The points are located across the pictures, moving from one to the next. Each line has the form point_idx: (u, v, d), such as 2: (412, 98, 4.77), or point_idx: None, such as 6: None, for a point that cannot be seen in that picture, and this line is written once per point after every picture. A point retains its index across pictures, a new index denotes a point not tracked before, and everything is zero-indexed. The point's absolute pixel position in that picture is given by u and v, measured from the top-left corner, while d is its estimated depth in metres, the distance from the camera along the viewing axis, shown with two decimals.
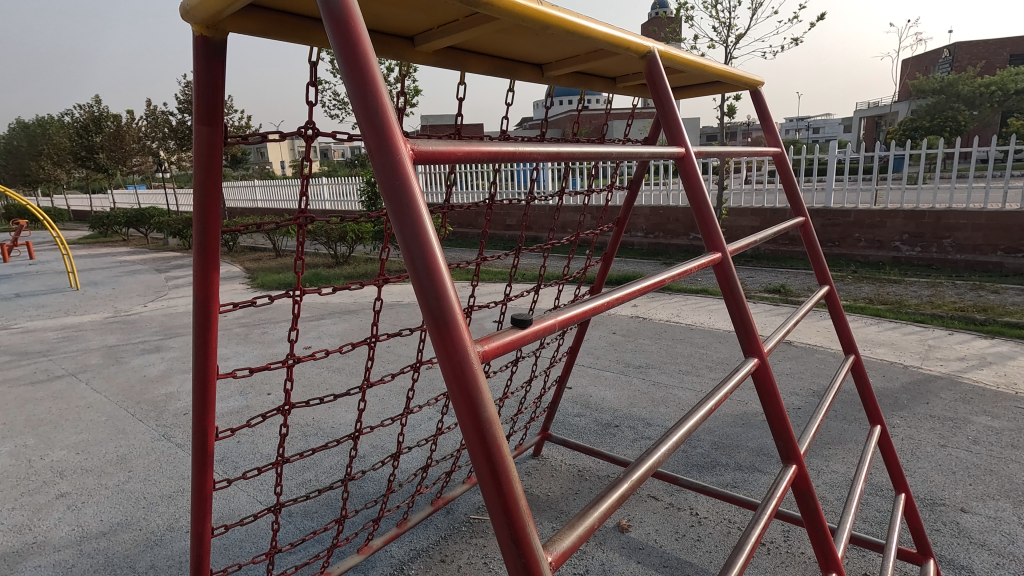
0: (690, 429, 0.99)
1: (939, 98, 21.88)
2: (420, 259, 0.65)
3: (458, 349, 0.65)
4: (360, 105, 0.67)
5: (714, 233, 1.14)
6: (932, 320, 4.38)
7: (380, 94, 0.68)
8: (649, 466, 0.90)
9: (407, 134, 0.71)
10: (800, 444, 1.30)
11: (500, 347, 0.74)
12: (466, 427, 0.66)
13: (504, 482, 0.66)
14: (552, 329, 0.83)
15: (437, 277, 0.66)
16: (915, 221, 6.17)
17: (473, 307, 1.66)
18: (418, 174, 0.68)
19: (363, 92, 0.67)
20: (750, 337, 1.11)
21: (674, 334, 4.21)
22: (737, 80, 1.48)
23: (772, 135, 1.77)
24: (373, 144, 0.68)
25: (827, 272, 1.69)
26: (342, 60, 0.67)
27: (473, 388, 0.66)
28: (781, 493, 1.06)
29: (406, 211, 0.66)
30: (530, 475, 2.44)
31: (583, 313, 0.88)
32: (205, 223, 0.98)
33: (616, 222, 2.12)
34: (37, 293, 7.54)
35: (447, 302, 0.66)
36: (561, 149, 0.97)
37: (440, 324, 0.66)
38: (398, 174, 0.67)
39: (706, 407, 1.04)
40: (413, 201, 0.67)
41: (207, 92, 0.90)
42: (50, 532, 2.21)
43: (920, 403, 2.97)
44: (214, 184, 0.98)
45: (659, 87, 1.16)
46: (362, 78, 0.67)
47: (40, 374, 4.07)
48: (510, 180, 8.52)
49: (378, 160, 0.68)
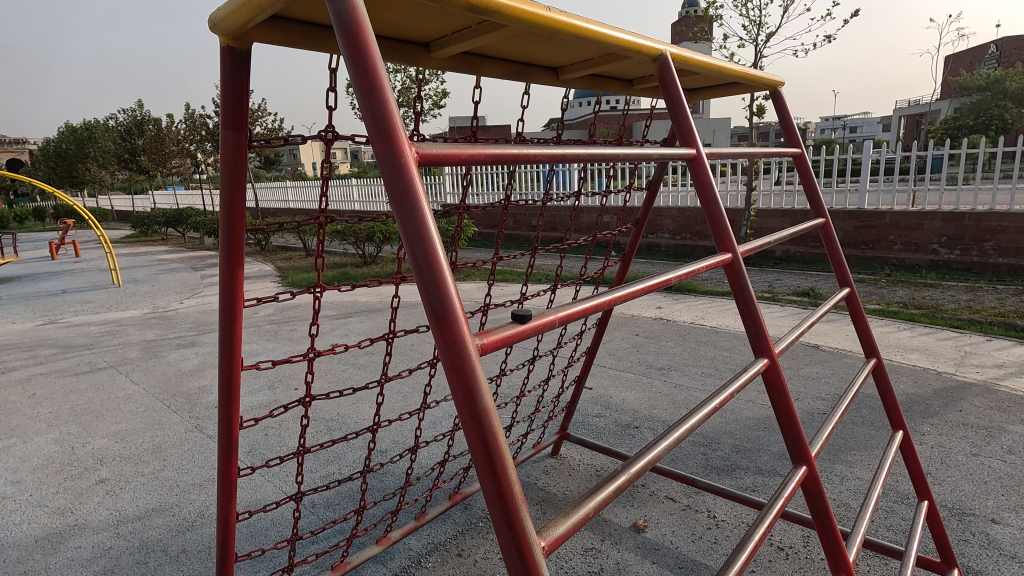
0: (693, 425, 1.00)
1: (985, 95, 20.84)
2: (421, 253, 0.69)
3: (457, 341, 0.68)
4: (363, 95, 0.71)
5: (725, 235, 1.15)
6: (968, 326, 4.24)
7: (387, 98, 0.71)
8: (647, 460, 0.92)
9: (413, 138, 0.74)
10: (813, 444, 1.31)
11: (499, 340, 0.76)
12: (465, 421, 0.69)
13: (500, 468, 0.68)
14: (553, 325, 0.84)
15: (437, 272, 0.69)
16: (954, 223, 5.97)
17: (489, 305, 1.66)
18: (421, 173, 0.72)
19: (370, 95, 0.71)
20: (760, 338, 1.12)
21: (698, 337, 4.16)
22: (755, 81, 1.49)
23: (791, 135, 1.74)
24: (380, 144, 0.71)
25: (848, 275, 1.66)
26: (351, 66, 0.71)
27: (474, 380, 0.69)
28: (786, 495, 1.06)
29: (408, 202, 0.70)
30: (548, 474, 2.46)
31: (587, 309, 0.90)
32: (232, 223, 1.01)
33: (635, 222, 2.09)
34: (82, 289, 7.90)
35: (447, 295, 0.69)
36: (568, 151, 0.99)
37: (440, 317, 0.69)
38: (399, 164, 0.70)
39: (712, 405, 1.04)
40: (416, 199, 0.70)
41: (234, 96, 0.92)
42: (91, 515, 2.33)
43: (953, 410, 2.89)
44: (239, 185, 1.00)
45: (671, 90, 1.17)
46: (370, 84, 0.71)
47: (84, 366, 4.28)
48: (535, 181, 8.55)
49: (379, 149, 0.71)
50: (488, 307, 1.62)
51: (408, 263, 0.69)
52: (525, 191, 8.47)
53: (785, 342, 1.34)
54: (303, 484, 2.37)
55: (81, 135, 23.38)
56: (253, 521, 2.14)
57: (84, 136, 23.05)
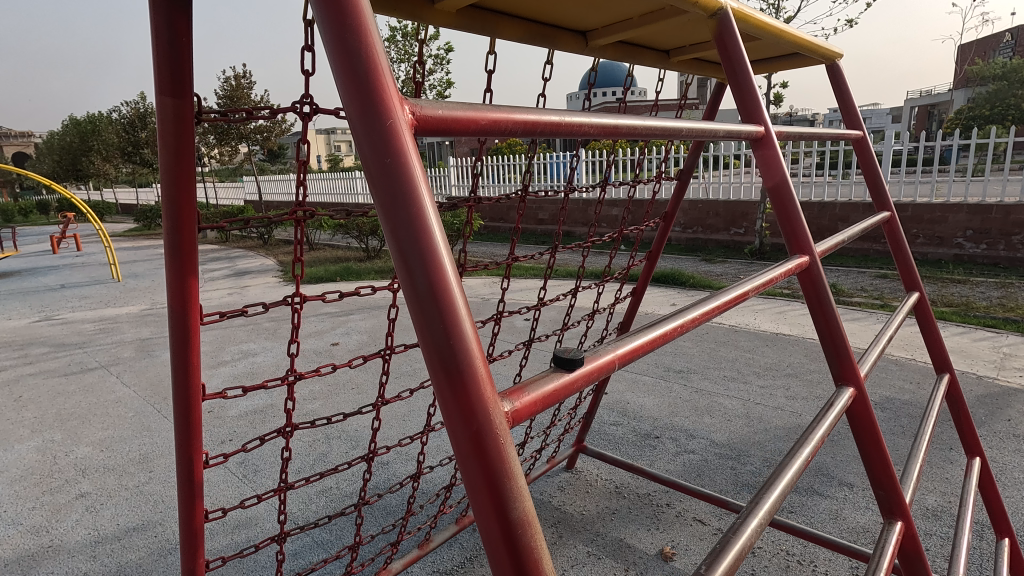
0: (782, 489, 0.84)
1: (1003, 85, 20.19)
2: (425, 283, 0.52)
3: (477, 406, 0.52)
4: (342, 59, 0.52)
5: (800, 233, 0.99)
6: (1004, 325, 4.00)
7: (378, 69, 0.53)
8: (734, 552, 0.75)
9: (411, 120, 0.56)
10: (904, 489, 1.13)
11: (533, 401, 0.60)
12: (486, 516, 0.53)
13: (530, 567, 0.54)
14: (600, 371, 0.68)
15: (448, 310, 0.52)
16: (981, 216, 5.70)
17: (505, 311, 1.44)
18: (426, 173, 0.54)
19: (353, 64, 0.52)
20: (843, 362, 0.96)
21: (717, 336, 3.93)
22: (814, 51, 1.28)
23: (850, 116, 1.50)
24: (365, 131, 0.53)
25: (916, 277, 1.44)
26: (326, 26, 0.52)
27: (500, 461, 0.53)
28: (892, 551, 0.89)
29: (405, 210, 0.52)
30: (564, 491, 2.26)
31: (642, 347, 0.73)
32: (179, 217, 0.73)
33: (664, 216, 1.87)
34: (82, 284, 7.74)
35: (460, 344, 0.52)
36: (618, 122, 0.79)
37: (452, 373, 0.52)
38: (391, 153, 0.52)
39: (802, 456, 0.88)
40: (418, 210, 0.52)
41: (168, 52, 0.65)
42: (67, 535, 2.14)
43: (1001, 420, 2.66)
44: (187, 170, 0.72)
45: (732, 54, 0.98)
46: (352, 48, 0.52)
47: (75, 366, 4.11)
48: (544, 172, 8.32)
49: (366, 137, 0.53)
50: (501, 317, 1.40)
51: (406, 294, 0.52)
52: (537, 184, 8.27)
53: (867, 362, 1.14)
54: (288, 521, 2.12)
55: (84, 127, 23.17)
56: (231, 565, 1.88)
57: (86, 128, 22.82)
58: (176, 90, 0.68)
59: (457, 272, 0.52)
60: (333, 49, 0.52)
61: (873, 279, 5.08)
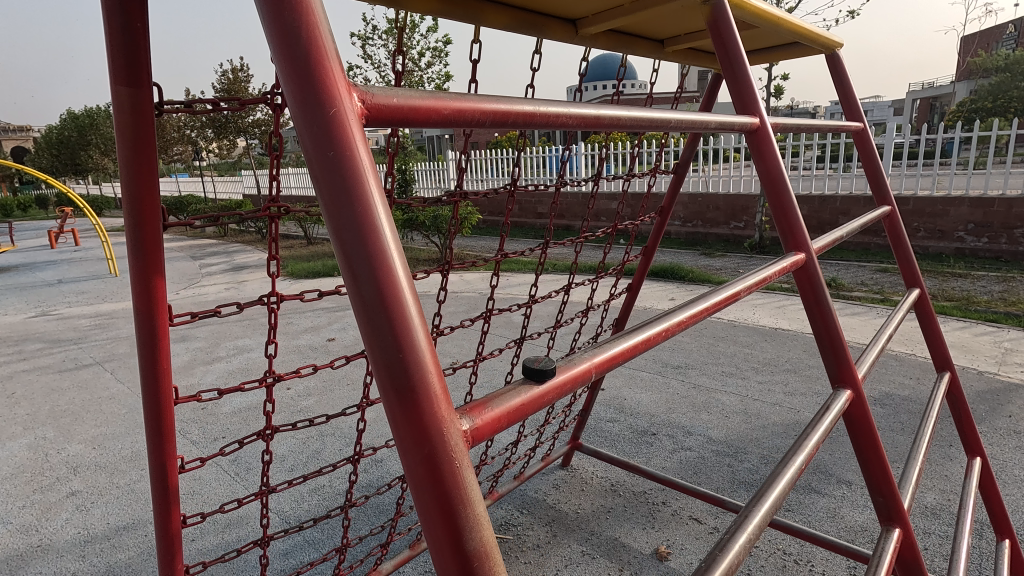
0: (775, 498, 0.82)
1: (1006, 76, 20.05)
2: (373, 290, 0.48)
3: (430, 428, 0.49)
4: (284, 48, 0.48)
5: (797, 230, 0.95)
6: (1005, 320, 3.96)
7: (324, 58, 0.49)
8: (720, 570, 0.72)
9: (363, 115, 0.52)
10: (902, 493, 1.09)
11: (496, 418, 0.57)
12: (440, 547, 0.50)
13: None
14: (572, 384, 0.65)
15: (398, 322, 0.49)
16: (983, 209, 5.65)
17: (494, 309, 1.40)
18: (376, 173, 0.50)
19: (296, 52, 0.48)
20: (841, 363, 0.93)
21: (715, 331, 3.90)
22: (814, 41, 1.24)
23: (851, 107, 1.46)
24: (307, 128, 0.49)
25: (917, 273, 1.41)
26: (266, 12, 0.48)
27: (455, 485, 0.50)
28: (889, 558, 0.87)
29: (352, 212, 0.49)
30: (558, 489, 2.23)
31: (621, 354, 0.70)
32: (141, 215, 0.69)
33: (659, 211, 1.83)
34: (79, 279, 7.71)
35: (412, 358, 0.49)
36: (600, 113, 0.74)
37: (403, 392, 0.49)
38: (338, 150, 0.49)
39: (795, 464, 0.85)
40: (367, 213, 0.49)
41: (122, 39, 0.62)
42: (56, 534, 2.12)
43: (1002, 416, 2.63)
44: (147, 163, 0.69)
45: (726, 42, 0.94)
46: (295, 35, 0.48)
47: (69, 362, 4.08)
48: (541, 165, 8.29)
49: (309, 132, 0.49)
50: (491, 313, 1.36)
51: (353, 303, 0.49)
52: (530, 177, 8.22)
53: (867, 360, 1.11)
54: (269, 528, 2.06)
55: (83, 122, 23.06)
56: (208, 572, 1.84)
57: (85, 122, 22.73)
58: (132, 78, 0.64)
59: (409, 279, 0.49)
60: (273, 33, 0.48)
61: (873, 273, 5.04)
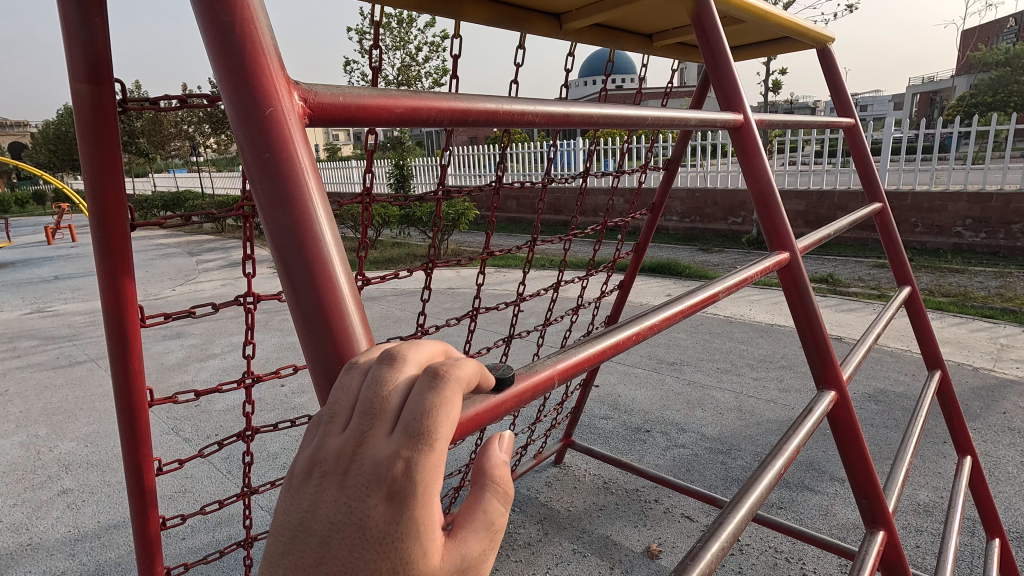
0: (755, 503, 0.80)
1: (1005, 70, 19.96)
2: (310, 299, 0.49)
3: None
4: (221, 53, 0.48)
5: (781, 229, 0.94)
6: (1001, 316, 3.96)
7: (262, 62, 0.48)
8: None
9: (304, 120, 0.52)
10: (887, 496, 1.07)
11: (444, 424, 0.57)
12: None
13: None
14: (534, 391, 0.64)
15: (337, 332, 0.49)
16: (981, 204, 5.63)
17: (482, 307, 1.38)
18: (317, 180, 0.51)
19: (232, 55, 0.48)
20: (825, 363, 0.92)
21: (711, 328, 3.89)
22: (804, 35, 1.22)
23: (842, 104, 1.44)
24: (245, 134, 0.49)
25: (909, 271, 1.40)
26: (202, 15, 0.48)
27: None
28: (874, 561, 0.86)
29: (291, 220, 0.49)
30: (551, 487, 2.23)
31: (591, 359, 0.70)
32: (105, 212, 0.68)
33: (651, 207, 1.82)
34: (76, 275, 7.69)
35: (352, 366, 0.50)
36: (569, 111, 0.74)
37: None
38: (276, 156, 0.48)
39: (776, 468, 0.84)
40: (306, 221, 0.49)
41: (80, 31, 0.61)
42: (46, 533, 2.11)
43: (997, 412, 2.63)
44: (111, 158, 0.67)
45: (710, 39, 0.94)
46: (229, 40, 0.47)
47: (64, 359, 4.07)
48: (523, 159, 8.27)
49: (247, 138, 0.49)
50: (478, 312, 1.34)
51: (291, 312, 0.49)
52: (517, 171, 8.26)
53: (855, 358, 1.10)
54: (252, 529, 2.04)
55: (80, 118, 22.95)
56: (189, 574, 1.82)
57: None
58: (92, 75, 0.63)
59: (347, 287, 0.50)
60: (208, 35, 0.47)
61: (870, 268, 5.03)
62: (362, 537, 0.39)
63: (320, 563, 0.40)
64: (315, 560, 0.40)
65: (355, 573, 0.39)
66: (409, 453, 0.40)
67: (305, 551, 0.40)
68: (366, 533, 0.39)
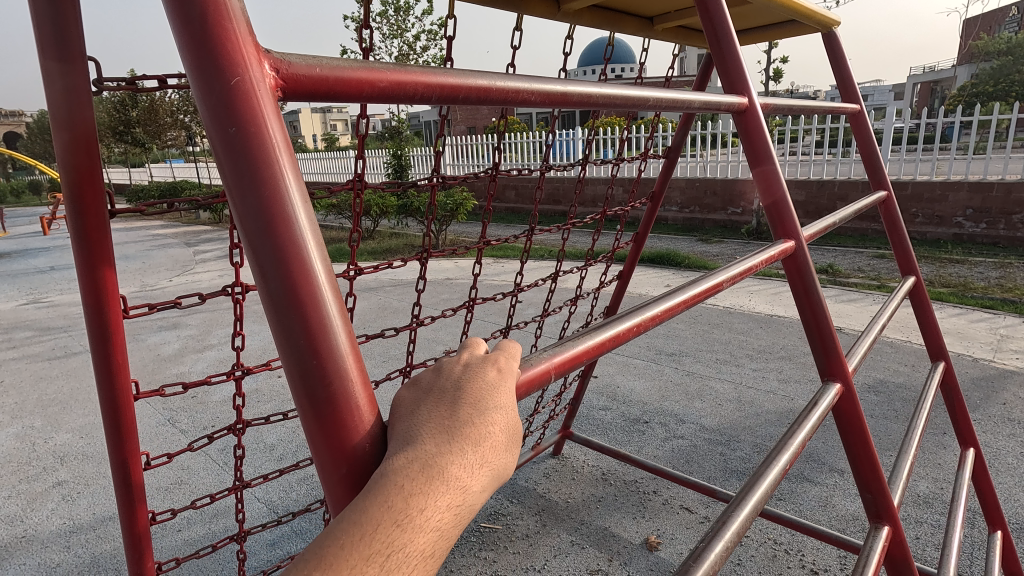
0: (757, 501, 0.77)
1: (1007, 59, 19.79)
2: (282, 289, 0.47)
3: (355, 433, 0.49)
4: (187, 32, 0.45)
5: (786, 217, 0.92)
6: (1001, 306, 3.94)
7: (233, 38, 0.46)
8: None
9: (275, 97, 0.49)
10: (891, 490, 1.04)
11: None
12: None
13: None
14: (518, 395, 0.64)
15: (316, 325, 0.48)
16: (981, 194, 5.60)
17: (478, 298, 1.35)
18: (289, 161, 0.48)
19: (198, 32, 0.45)
20: (830, 356, 0.90)
21: (711, 318, 3.87)
22: (810, 18, 1.18)
23: (847, 90, 1.42)
24: (212, 114, 0.46)
25: (913, 260, 1.38)
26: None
27: None
28: (878, 557, 0.84)
29: (260, 204, 0.47)
30: (549, 478, 2.21)
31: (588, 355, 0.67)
32: (80, 196, 0.65)
33: (651, 196, 1.78)
34: (72, 266, 7.63)
35: (333, 361, 0.48)
36: (566, 90, 0.72)
37: (319, 398, 0.48)
38: (242, 140, 0.46)
39: (780, 464, 0.81)
40: (280, 205, 0.47)
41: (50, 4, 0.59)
42: (41, 525, 2.10)
43: (997, 403, 2.61)
44: (85, 137, 0.65)
45: (714, 20, 0.91)
46: (196, 16, 0.45)
47: (59, 351, 4.04)
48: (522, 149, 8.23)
49: (214, 121, 0.46)
50: (473, 302, 1.31)
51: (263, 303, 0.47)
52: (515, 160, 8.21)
53: (860, 349, 1.08)
54: (245, 522, 2.03)
55: None
56: (184, 567, 1.80)
57: None
58: (62, 53, 0.61)
59: (325, 275, 0.48)
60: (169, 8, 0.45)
61: (870, 259, 5.01)
62: (484, 391, 0.52)
63: (454, 411, 0.50)
64: (453, 399, 0.51)
65: (486, 404, 0.51)
66: (497, 359, 0.58)
67: (443, 397, 0.51)
68: (485, 388, 0.53)
